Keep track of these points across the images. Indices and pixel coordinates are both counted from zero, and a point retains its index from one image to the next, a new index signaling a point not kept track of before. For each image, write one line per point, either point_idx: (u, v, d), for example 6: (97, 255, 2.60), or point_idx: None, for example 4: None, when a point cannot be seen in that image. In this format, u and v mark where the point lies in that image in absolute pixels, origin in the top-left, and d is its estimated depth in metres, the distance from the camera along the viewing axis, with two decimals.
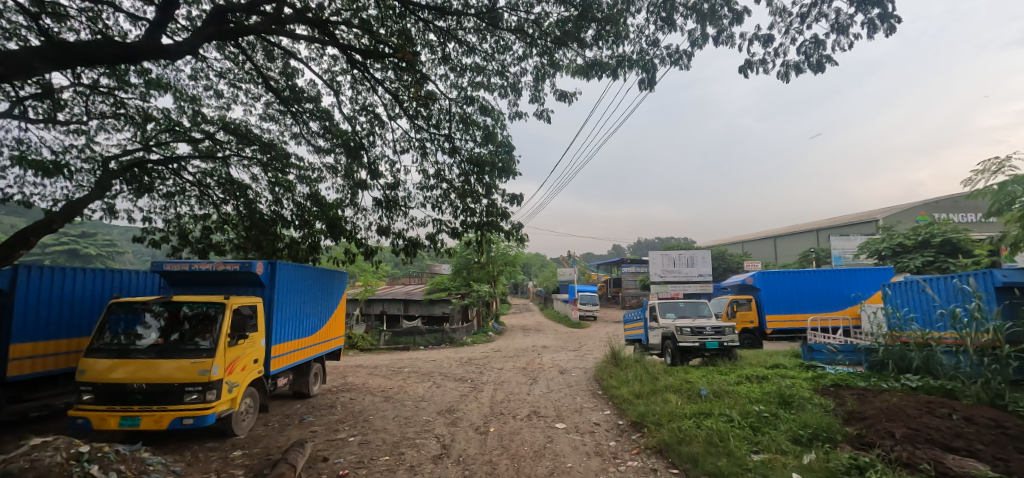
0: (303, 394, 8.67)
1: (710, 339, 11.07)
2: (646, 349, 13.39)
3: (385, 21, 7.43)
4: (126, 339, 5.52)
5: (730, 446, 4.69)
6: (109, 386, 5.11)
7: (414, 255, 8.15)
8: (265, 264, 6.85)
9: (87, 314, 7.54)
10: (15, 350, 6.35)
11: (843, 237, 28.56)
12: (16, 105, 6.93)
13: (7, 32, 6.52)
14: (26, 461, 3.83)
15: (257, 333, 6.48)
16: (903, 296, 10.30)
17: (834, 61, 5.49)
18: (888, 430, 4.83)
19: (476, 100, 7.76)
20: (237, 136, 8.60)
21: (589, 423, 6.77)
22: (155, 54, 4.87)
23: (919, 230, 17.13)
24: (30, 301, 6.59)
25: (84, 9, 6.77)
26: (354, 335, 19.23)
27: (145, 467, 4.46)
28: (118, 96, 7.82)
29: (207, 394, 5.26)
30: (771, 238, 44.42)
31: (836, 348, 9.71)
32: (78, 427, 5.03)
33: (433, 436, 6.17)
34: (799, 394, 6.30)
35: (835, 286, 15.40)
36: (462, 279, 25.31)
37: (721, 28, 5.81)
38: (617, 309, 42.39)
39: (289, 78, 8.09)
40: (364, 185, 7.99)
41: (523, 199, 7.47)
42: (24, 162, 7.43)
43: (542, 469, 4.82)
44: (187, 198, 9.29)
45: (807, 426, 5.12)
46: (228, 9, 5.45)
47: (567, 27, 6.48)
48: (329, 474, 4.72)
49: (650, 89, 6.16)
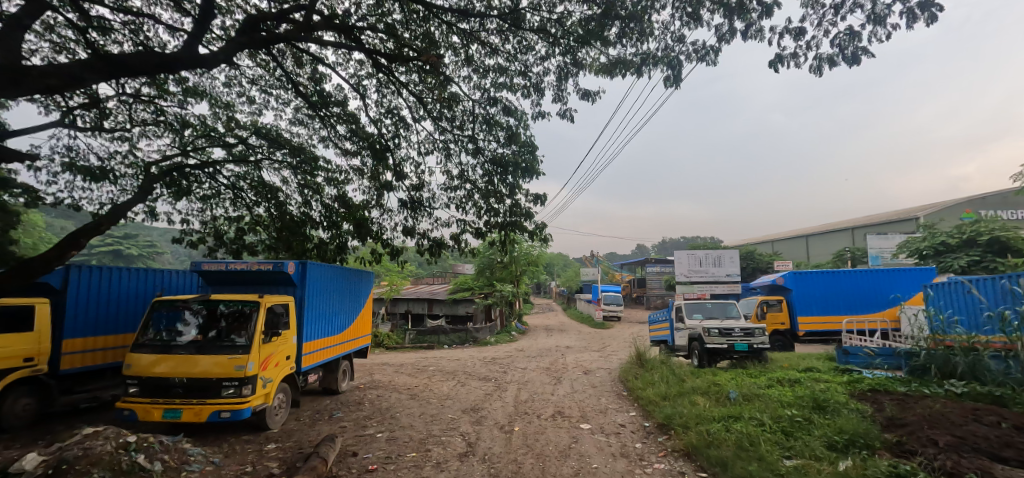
0: (332, 391, 8.89)
1: (739, 341, 10.80)
2: (671, 350, 13.14)
3: (409, 25, 7.55)
4: (167, 335, 5.79)
5: (761, 450, 4.58)
6: (154, 380, 5.38)
7: (438, 255, 8.23)
8: (297, 263, 7.05)
9: (132, 311, 7.94)
10: (68, 345, 6.74)
11: (880, 236, 27.44)
12: (66, 114, 7.37)
13: (58, 46, 6.98)
14: (80, 448, 4.05)
15: (289, 331, 6.69)
16: (946, 298, 9.75)
17: (871, 53, 5.28)
18: (930, 438, 4.62)
19: (500, 101, 7.75)
20: (269, 140, 8.91)
21: (615, 424, 6.73)
22: (193, 64, 5.03)
23: (964, 228, 16.25)
24: (79, 298, 6.99)
25: (127, 23, 7.14)
26: (379, 335, 19.55)
27: (187, 457, 4.68)
28: (159, 105, 8.21)
29: (243, 389, 5.47)
30: (802, 238, 43.04)
31: (874, 351, 9.34)
32: (125, 418, 5.31)
33: (458, 434, 6.23)
34: (834, 399, 6.10)
35: (872, 287, 14.82)
36: (485, 278, 25.36)
37: (750, 22, 5.66)
38: (642, 309, 41.83)
39: (317, 84, 8.32)
40: (390, 186, 8.11)
41: (547, 199, 7.42)
42: (73, 168, 7.88)
43: (568, 469, 4.83)
44: (222, 201, 9.65)
45: (843, 432, 4.95)
46: (259, 18, 5.63)
47: (591, 25, 6.43)
48: (359, 468, 4.83)
49: (676, 86, 6.02)
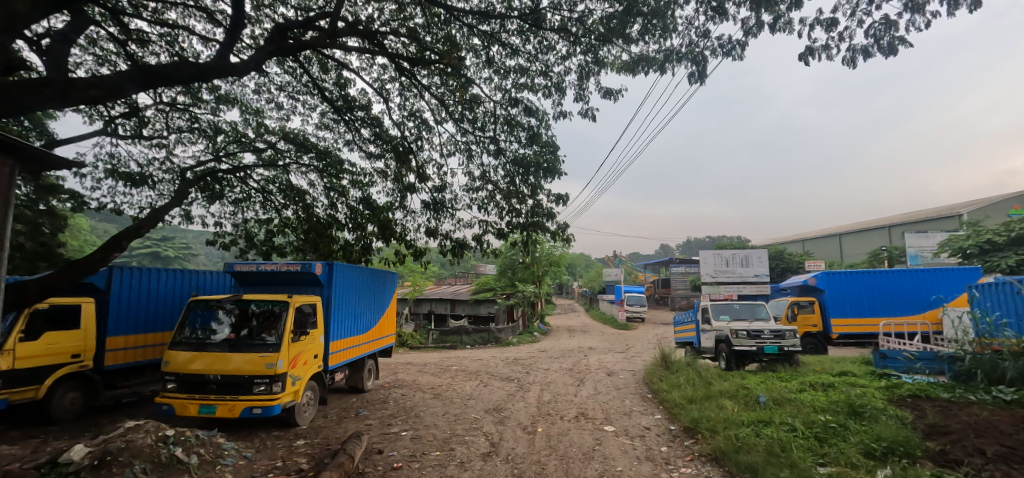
0: (358, 389, 9.06)
1: (769, 343, 10.48)
2: (697, 353, 12.88)
3: (431, 28, 7.62)
4: (202, 334, 6.02)
5: (794, 457, 4.43)
6: (190, 376, 5.60)
7: (460, 255, 8.27)
8: (324, 264, 7.22)
9: (170, 310, 8.27)
10: (111, 342, 7.08)
11: (920, 234, 26.23)
12: (108, 123, 7.74)
13: (100, 59, 7.34)
14: (122, 441, 4.24)
15: (317, 330, 6.85)
16: (994, 299, 9.21)
17: (908, 42, 5.05)
18: (977, 448, 4.39)
19: (521, 102, 7.72)
20: (297, 145, 9.14)
21: (639, 427, 6.63)
22: (224, 72, 5.19)
23: (1012, 226, 15.38)
24: (122, 297, 7.31)
25: (163, 35, 7.45)
26: (403, 334, 19.81)
27: (221, 451, 4.85)
28: (193, 112, 8.54)
29: (273, 386, 5.63)
30: (835, 237, 41.48)
31: (914, 355, 8.89)
32: (164, 413, 5.55)
33: (481, 434, 6.25)
34: (872, 404, 5.86)
35: (910, 288, 14.19)
36: (507, 279, 25.45)
37: (778, 14, 5.49)
38: (666, 310, 41.13)
39: (342, 88, 8.49)
40: (413, 188, 8.19)
41: (569, 199, 7.31)
42: (115, 174, 8.27)
43: (592, 471, 4.79)
44: (253, 204, 9.96)
45: (881, 439, 4.75)
46: (287, 26, 5.76)
47: (612, 23, 6.35)
48: (385, 466, 4.91)
49: (700, 83, 5.90)
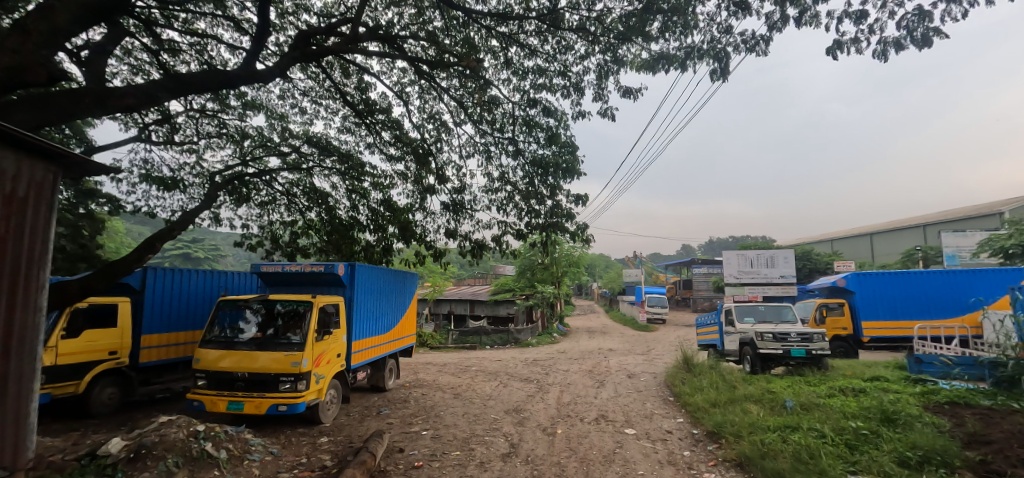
0: (379, 388, 9.19)
1: (796, 347, 10.18)
2: (720, 355, 12.61)
3: (449, 31, 7.66)
4: (230, 332, 6.20)
5: (822, 464, 4.31)
6: (220, 373, 5.79)
7: (480, 256, 8.30)
8: (346, 265, 7.35)
9: (200, 310, 8.53)
10: (146, 340, 7.35)
11: (958, 234, 25.13)
12: (142, 130, 8.05)
13: (135, 68, 7.65)
14: (156, 435, 4.41)
15: (339, 330, 6.97)
16: None
17: (944, 33, 4.85)
18: (1021, 458, 4.18)
19: (539, 103, 7.70)
20: (320, 148, 9.34)
21: (661, 430, 6.53)
22: (251, 80, 5.34)
23: None
24: (155, 297, 7.58)
25: (193, 44, 7.71)
26: (424, 334, 19.98)
27: (249, 447, 4.98)
28: (221, 118, 8.79)
29: (298, 384, 5.76)
30: (866, 237, 40.07)
31: (952, 360, 8.51)
32: (195, 409, 5.74)
33: (501, 434, 6.27)
34: (906, 411, 5.64)
35: (947, 289, 13.60)
36: (526, 280, 25.44)
37: (804, 8, 5.35)
38: (689, 312, 40.42)
39: (363, 92, 8.63)
40: (432, 189, 8.26)
41: (589, 199, 7.26)
42: (149, 179, 8.60)
43: (612, 474, 4.75)
44: (278, 206, 10.20)
45: (916, 448, 4.58)
46: (310, 33, 5.88)
47: (632, 22, 6.26)
48: (406, 464, 4.96)
49: (723, 79, 5.79)
